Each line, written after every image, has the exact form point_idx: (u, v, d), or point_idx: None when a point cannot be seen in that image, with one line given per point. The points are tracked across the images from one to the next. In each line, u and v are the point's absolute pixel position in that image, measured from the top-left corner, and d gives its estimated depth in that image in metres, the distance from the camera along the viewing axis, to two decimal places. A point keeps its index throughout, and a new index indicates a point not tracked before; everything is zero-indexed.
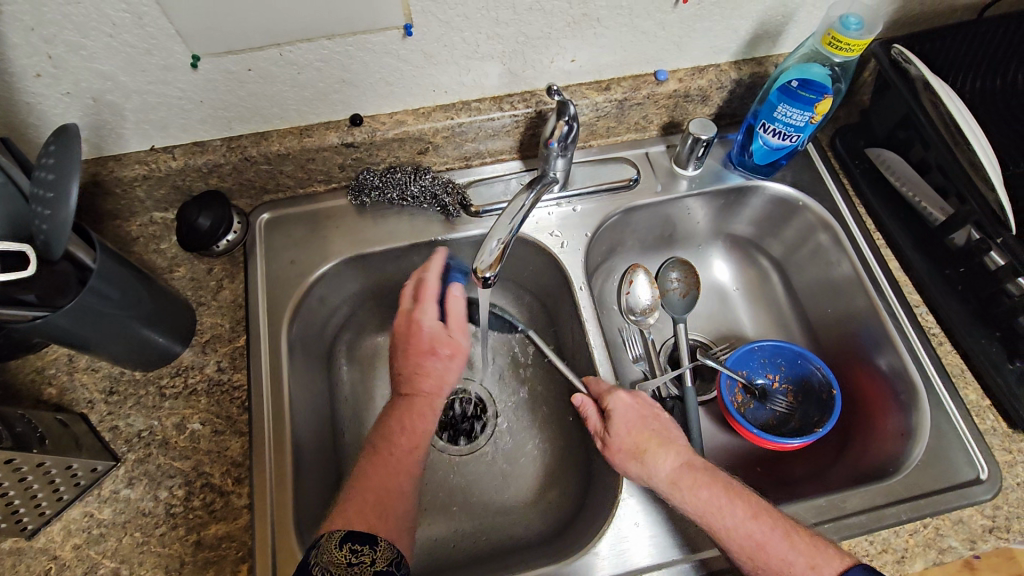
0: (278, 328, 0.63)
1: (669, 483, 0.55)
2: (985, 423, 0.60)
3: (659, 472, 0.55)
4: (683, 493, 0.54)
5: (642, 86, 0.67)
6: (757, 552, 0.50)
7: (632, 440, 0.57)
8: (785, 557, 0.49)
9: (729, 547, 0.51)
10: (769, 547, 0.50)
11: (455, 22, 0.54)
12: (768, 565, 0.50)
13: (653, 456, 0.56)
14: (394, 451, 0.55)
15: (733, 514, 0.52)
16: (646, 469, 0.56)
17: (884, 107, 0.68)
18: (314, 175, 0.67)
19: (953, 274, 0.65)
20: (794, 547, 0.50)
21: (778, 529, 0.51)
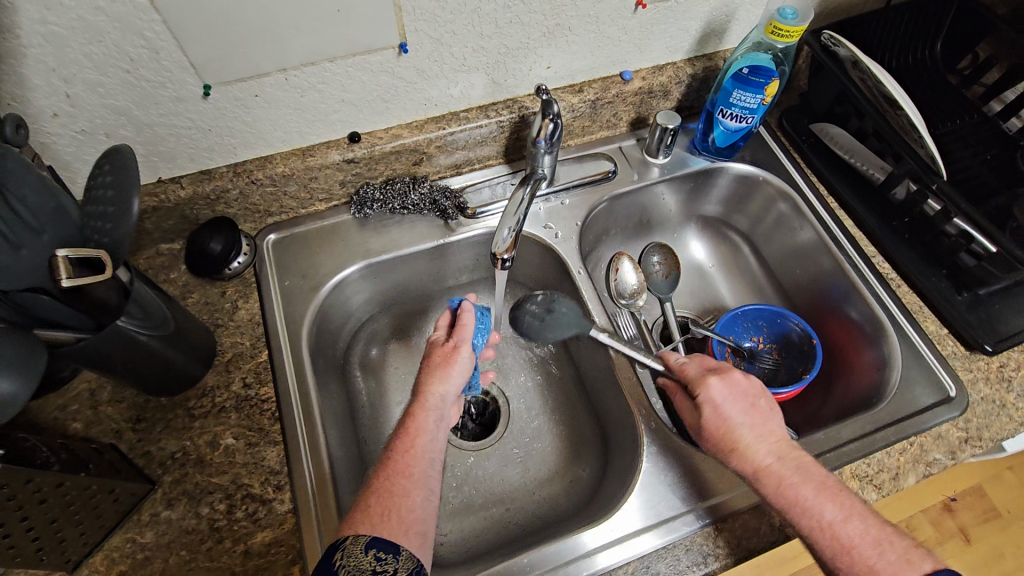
0: (298, 339, 0.65)
1: (762, 475, 0.55)
2: (946, 349, 0.68)
3: (749, 465, 0.56)
4: (774, 485, 0.54)
5: (611, 86, 0.74)
6: (844, 551, 0.51)
7: (722, 432, 0.58)
8: (871, 565, 0.50)
9: (816, 541, 0.52)
10: (856, 551, 0.51)
11: (445, 38, 0.60)
12: (857, 567, 0.50)
13: (745, 451, 0.56)
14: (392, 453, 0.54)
15: (826, 516, 0.52)
16: (735, 459, 0.57)
17: (821, 86, 0.78)
18: (316, 194, 0.71)
19: (899, 225, 0.74)
20: (886, 558, 0.50)
21: (873, 536, 0.51)
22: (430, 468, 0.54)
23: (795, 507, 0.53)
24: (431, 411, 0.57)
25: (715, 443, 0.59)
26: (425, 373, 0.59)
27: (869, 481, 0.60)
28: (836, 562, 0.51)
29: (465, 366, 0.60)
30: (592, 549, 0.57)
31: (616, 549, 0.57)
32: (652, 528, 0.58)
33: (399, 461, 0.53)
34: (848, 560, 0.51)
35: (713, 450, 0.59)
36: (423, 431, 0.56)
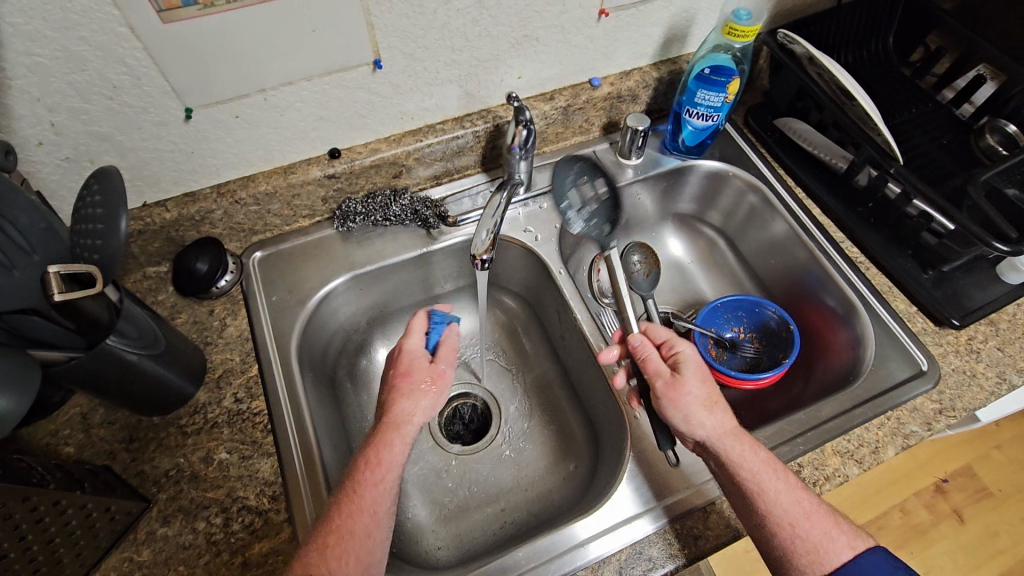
0: (288, 351, 0.66)
1: (740, 434, 0.56)
2: (916, 325, 0.70)
3: (721, 430, 0.56)
4: (743, 452, 0.55)
5: (581, 93, 0.77)
6: (799, 521, 0.52)
7: (702, 393, 0.58)
8: (829, 533, 0.52)
9: (773, 513, 0.52)
10: (816, 525, 0.52)
11: (417, 53, 0.63)
12: (809, 537, 0.51)
13: (720, 416, 0.57)
14: (359, 485, 0.52)
15: (796, 494, 0.53)
16: (708, 420, 0.57)
17: (782, 84, 0.82)
18: (299, 211, 0.72)
19: (863, 210, 0.77)
20: (840, 529, 0.53)
21: (822, 507, 0.53)
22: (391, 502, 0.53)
23: (759, 476, 0.53)
24: (407, 437, 0.55)
25: (696, 396, 0.58)
26: (409, 402, 0.57)
27: (851, 456, 0.62)
28: (789, 535, 0.52)
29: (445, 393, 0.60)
30: (584, 539, 0.57)
31: (606, 538, 0.57)
32: (641, 517, 0.59)
33: (364, 497, 0.51)
34: (802, 531, 0.52)
35: (686, 411, 0.58)
36: (394, 457, 0.54)
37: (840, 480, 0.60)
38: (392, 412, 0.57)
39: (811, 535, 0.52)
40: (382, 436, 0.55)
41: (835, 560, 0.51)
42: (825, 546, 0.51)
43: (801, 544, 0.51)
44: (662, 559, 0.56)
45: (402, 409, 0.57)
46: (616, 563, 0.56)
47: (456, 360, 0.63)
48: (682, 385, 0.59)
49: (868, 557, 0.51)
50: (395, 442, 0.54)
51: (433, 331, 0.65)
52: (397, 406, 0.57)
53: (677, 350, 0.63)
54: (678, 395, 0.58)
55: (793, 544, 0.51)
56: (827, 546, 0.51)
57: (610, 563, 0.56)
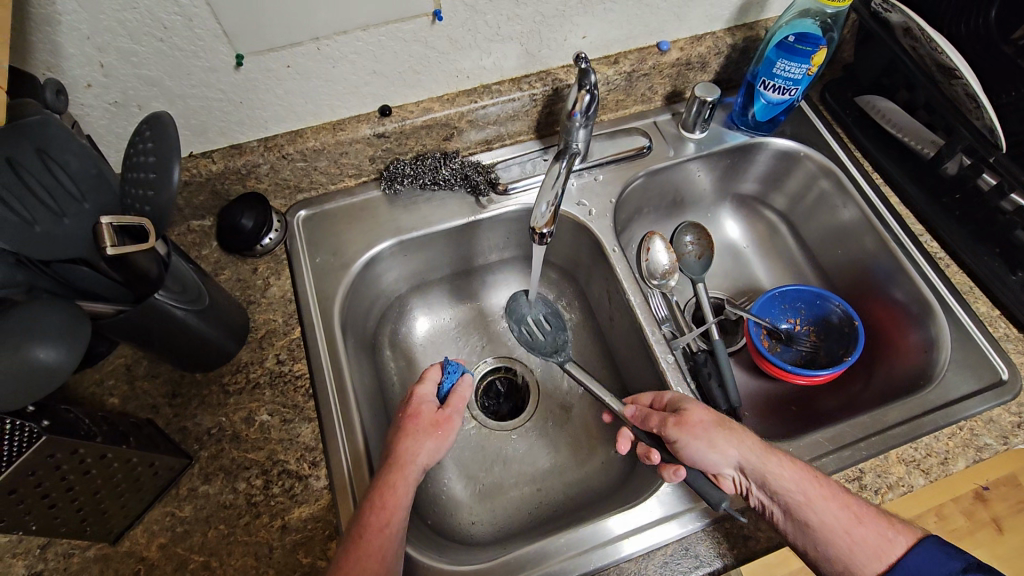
0: (330, 315, 0.65)
1: (770, 450, 0.54)
2: (998, 331, 0.65)
3: (746, 447, 0.54)
4: (778, 465, 0.53)
5: (648, 57, 0.72)
6: (852, 526, 0.51)
7: (711, 415, 0.56)
8: (885, 535, 0.51)
9: (825, 523, 0.51)
10: (870, 529, 0.51)
11: (480, 5, 0.58)
12: (867, 540, 0.50)
13: (739, 432, 0.55)
14: (364, 528, 0.48)
15: (872, 525, 0.51)
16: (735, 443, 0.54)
17: (870, 57, 0.76)
18: (346, 169, 0.70)
19: (949, 202, 0.71)
20: (895, 527, 0.51)
21: (854, 499, 0.53)
22: (398, 549, 0.49)
23: (799, 485, 0.52)
24: (411, 478, 0.52)
25: (712, 422, 0.56)
26: (412, 442, 0.54)
27: (917, 465, 0.58)
28: (850, 541, 0.50)
29: (449, 440, 0.57)
30: (620, 534, 0.55)
31: (651, 531, 0.55)
32: (687, 513, 0.56)
33: (372, 541, 0.48)
34: (858, 537, 0.50)
35: (708, 438, 0.55)
36: (400, 500, 0.51)
37: (904, 491, 0.57)
38: (394, 454, 0.54)
39: (869, 542, 0.50)
40: (386, 478, 0.52)
41: (893, 553, 0.50)
42: (883, 548, 0.50)
43: (861, 548, 0.50)
44: (709, 558, 0.54)
45: (407, 452, 0.54)
46: (660, 558, 0.54)
47: (464, 407, 0.59)
48: (692, 413, 0.56)
49: (922, 549, 0.50)
50: (401, 483, 0.51)
51: (446, 379, 0.62)
52: (400, 446, 0.54)
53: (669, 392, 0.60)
54: (692, 422, 0.55)
55: (855, 551, 0.50)
56: (885, 546, 0.50)
57: (654, 557, 0.54)
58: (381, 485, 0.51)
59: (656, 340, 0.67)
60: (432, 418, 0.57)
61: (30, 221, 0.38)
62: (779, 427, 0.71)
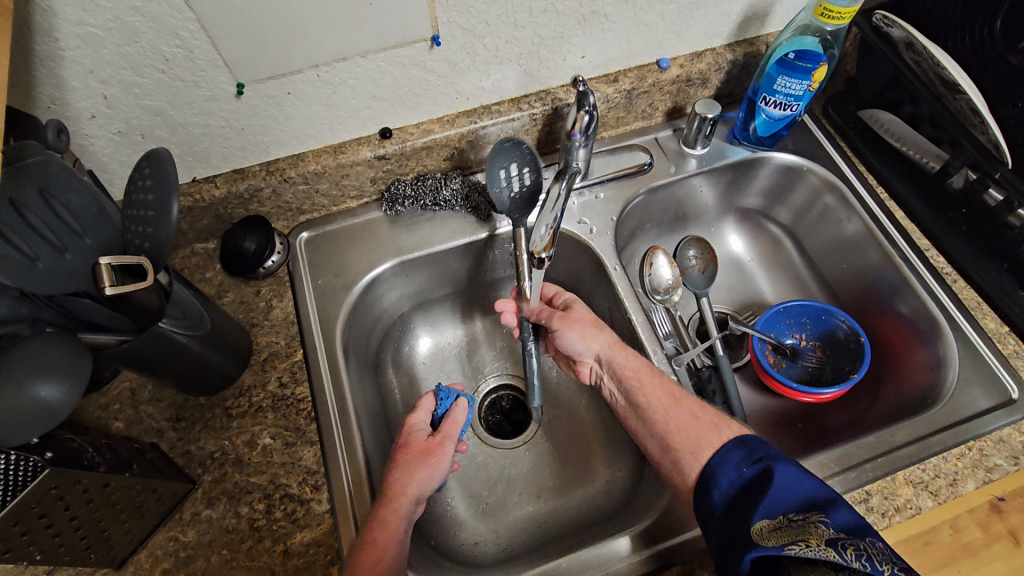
0: (332, 337, 0.65)
1: (624, 349, 0.63)
2: (1008, 347, 0.64)
3: (605, 343, 0.64)
4: (623, 357, 0.62)
5: (648, 74, 0.72)
6: (671, 408, 0.58)
7: (589, 316, 0.66)
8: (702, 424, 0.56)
9: (650, 406, 0.59)
10: (689, 420, 0.56)
11: (478, 29, 0.59)
12: (679, 424, 0.57)
13: (606, 332, 0.65)
14: (357, 566, 0.47)
15: (694, 416, 0.57)
16: (596, 337, 0.64)
17: (874, 68, 0.74)
18: (347, 191, 0.70)
19: (955, 217, 0.70)
20: (713, 423, 0.56)
21: (693, 398, 0.58)
22: None
23: (637, 374, 0.61)
24: (402, 511, 0.52)
25: (584, 321, 0.66)
26: (402, 474, 0.55)
27: (925, 487, 0.57)
28: (665, 422, 0.57)
29: (443, 466, 0.58)
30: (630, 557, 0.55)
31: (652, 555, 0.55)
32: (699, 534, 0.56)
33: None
34: (672, 416, 0.57)
35: (575, 334, 0.65)
36: (391, 532, 0.50)
37: (912, 513, 0.56)
38: (386, 486, 0.54)
39: (682, 424, 0.56)
40: (378, 512, 0.52)
41: (711, 446, 0.54)
42: (694, 433, 0.55)
43: (675, 428, 0.57)
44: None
45: (397, 482, 0.54)
46: None
47: (457, 434, 0.60)
48: (573, 312, 0.67)
49: (730, 442, 0.53)
50: (390, 515, 0.51)
51: (440, 406, 0.63)
52: (392, 479, 0.55)
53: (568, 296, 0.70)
54: (570, 316, 0.66)
55: (669, 429, 0.57)
56: (698, 432, 0.55)
57: None
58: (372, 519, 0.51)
59: (658, 359, 0.66)
60: (422, 446, 0.58)
61: (33, 258, 0.39)
62: (784, 445, 0.71)
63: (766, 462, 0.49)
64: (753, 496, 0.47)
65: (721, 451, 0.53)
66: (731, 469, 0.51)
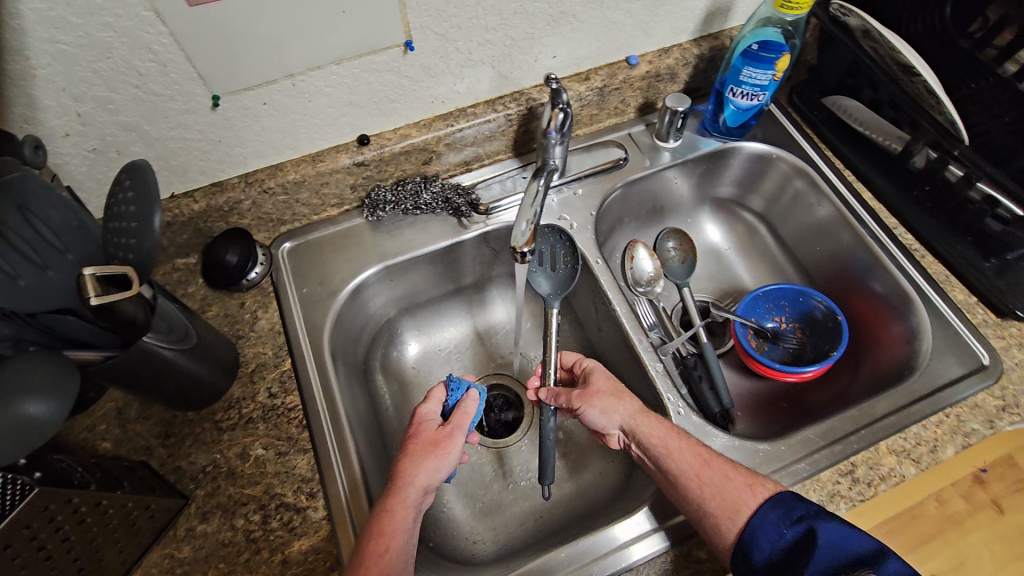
0: (320, 345, 0.65)
1: (648, 415, 0.59)
2: (976, 317, 0.67)
3: (627, 411, 0.59)
4: (648, 424, 0.58)
5: (618, 72, 0.74)
6: (702, 471, 0.54)
7: (609, 385, 0.62)
8: (741, 489, 0.53)
9: (682, 473, 0.55)
10: (723, 485, 0.53)
11: (450, 33, 0.60)
12: (716, 489, 0.53)
13: (627, 399, 0.60)
14: (364, 560, 0.48)
15: (733, 481, 0.53)
16: (619, 407, 0.60)
17: (833, 57, 0.77)
18: (328, 200, 0.70)
19: (920, 194, 0.73)
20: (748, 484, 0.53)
21: (721, 457, 0.56)
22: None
23: (664, 441, 0.57)
24: (411, 506, 0.52)
25: (604, 390, 0.61)
26: (411, 463, 0.54)
27: (907, 455, 0.59)
28: (700, 488, 0.53)
29: (452, 458, 0.56)
30: (626, 541, 0.56)
31: (647, 540, 0.56)
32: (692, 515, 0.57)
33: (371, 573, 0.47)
34: (707, 482, 0.53)
35: (596, 406, 0.60)
36: (400, 526, 0.50)
37: (896, 481, 0.58)
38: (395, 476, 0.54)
39: (717, 489, 0.53)
40: (386, 505, 0.52)
41: (749, 508, 0.52)
42: (733, 498, 0.52)
43: (710, 493, 0.53)
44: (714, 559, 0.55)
45: (406, 473, 0.54)
46: (660, 565, 0.55)
47: (468, 424, 0.58)
48: (592, 384, 0.62)
49: (769, 502, 0.51)
50: (397, 509, 0.51)
51: (451, 397, 0.60)
52: (400, 468, 0.54)
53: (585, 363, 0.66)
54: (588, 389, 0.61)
55: (704, 496, 0.53)
56: (738, 499, 0.52)
57: (654, 565, 0.55)
58: (381, 512, 0.51)
59: (644, 348, 0.68)
60: (431, 438, 0.56)
61: (14, 275, 0.39)
62: (771, 425, 0.72)
63: (811, 522, 0.49)
64: (799, 560, 0.48)
65: (763, 517, 0.50)
66: (772, 532, 0.50)
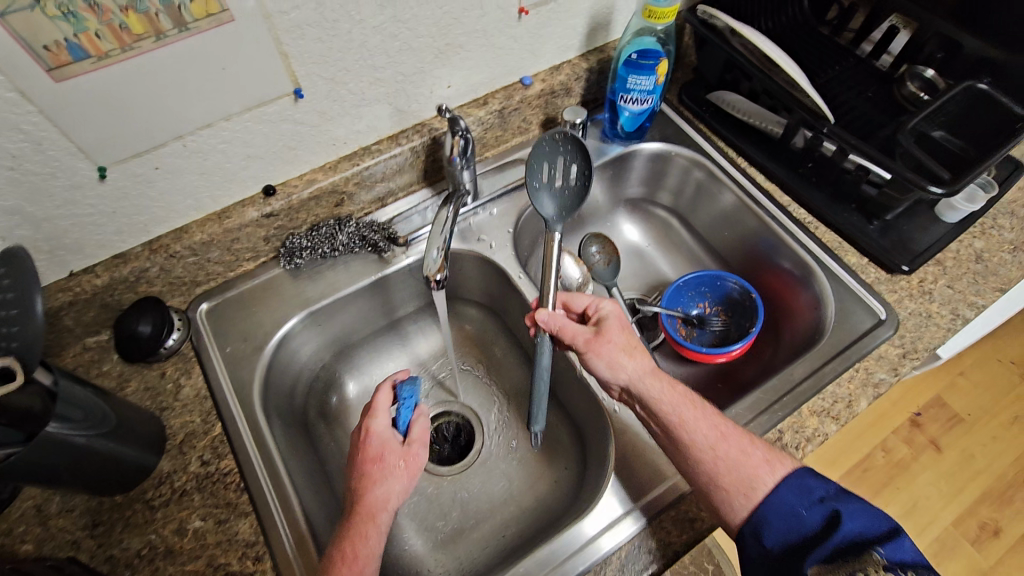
0: (249, 402, 0.63)
1: (659, 375, 0.60)
2: (869, 276, 0.73)
3: (639, 369, 0.60)
4: (659, 388, 0.59)
5: (514, 93, 0.77)
6: (718, 444, 0.55)
7: (622, 338, 0.62)
8: (756, 463, 0.54)
9: (694, 441, 0.56)
10: (736, 457, 0.54)
11: (339, 76, 0.61)
12: (729, 460, 0.54)
13: (639, 357, 0.61)
14: None
15: (750, 455, 0.55)
16: (628, 363, 0.60)
17: (709, 58, 0.83)
18: (241, 254, 0.69)
19: (805, 171, 0.79)
20: (765, 459, 0.55)
21: (738, 430, 0.56)
22: None
23: (676, 407, 0.58)
24: (383, 530, 0.53)
25: (617, 344, 0.61)
26: (383, 487, 0.54)
27: (827, 414, 0.63)
28: (714, 458, 0.55)
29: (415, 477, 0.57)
30: (594, 534, 0.58)
31: (613, 531, 0.58)
32: (647, 502, 0.59)
33: None
34: (722, 454, 0.55)
35: (608, 359, 0.61)
36: (370, 552, 0.51)
37: (821, 440, 0.62)
38: (365, 500, 0.54)
39: (730, 460, 0.54)
40: (355, 530, 0.52)
41: (766, 486, 0.53)
42: (744, 469, 0.54)
43: (725, 465, 0.54)
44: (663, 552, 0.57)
45: (377, 496, 0.54)
46: (617, 562, 0.56)
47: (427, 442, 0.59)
48: (606, 333, 0.63)
49: (790, 480, 0.53)
50: (372, 535, 0.52)
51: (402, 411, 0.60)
52: (370, 494, 0.54)
53: (601, 308, 0.66)
54: (601, 341, 0.62)
55: (716, 466, 0.55)
56: (754, 474, 0.54)
57: (611, 563, 0.56)
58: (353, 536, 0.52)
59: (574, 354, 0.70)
60: (391, 458, 0.56)
61: None
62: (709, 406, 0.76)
63: (833, 504, 0.51)
64: (818, 539, 0.49)
65: (785, 493, 0.52)
66: (790, 510, 0.52)
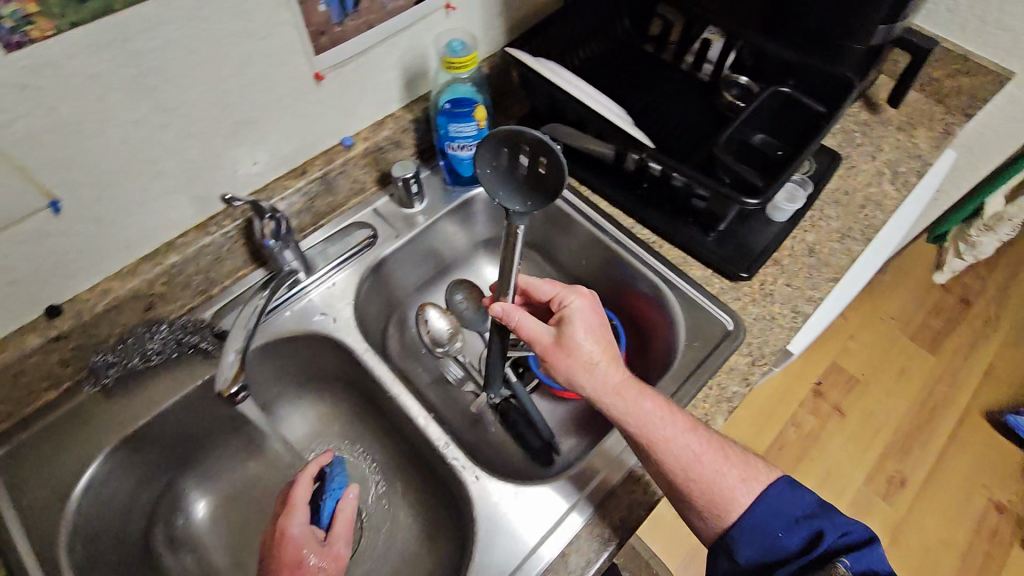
0: (57, 561, 0.55)
1: (625, 389, 0.58)
2: (715, 287, 0.74)
3: (603, 384, 0.59)
4: (627, 403, 0.58)
5: (335, 157, 0.73)
6: (691, 465, 0.56)
7: (591, 348, 0.59)
8: (730, 482, 0.56)
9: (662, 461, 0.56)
10: (707, 478, 0.56)
11: (106, 178, 0.55)
12: (703, 480, 0.56)
13: (603, 372, 0.59)
14: None
15: (725, 474, 0.56)
16: (587, 378, 0.59)
17: (533, 92, 0.81)
18: (36, 385, 0.61)
19: (642, 191, 0.80)
20: (739, 477, 0.57)
21: (710, 449, 0.57)
22: None
23: (647, 428, 0.57)
24: None
25: (583, 355, 0.59)
26: None
27: None
28: (686, 478, 0.56)
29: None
30: (536, 544, 0.58)
31: (553, 538, 0.59)
32: (583, 499, 0.61)
33: None
34: (694, 476, 0.56)
35: (568, 372, 0.60)
36: None
37: None
38: None
39: (703, 481, 0.56)
40: None
41: (741, 505, 0.55)
42: (717, 489, 0.56)
43: (696, 487, 0.56)
44: (600, 548, 0.59)
45: None
46: None
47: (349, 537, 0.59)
48: (570, 343, 0.60)
49: (769, 495, 0.55)
50: None
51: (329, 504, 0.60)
52: None
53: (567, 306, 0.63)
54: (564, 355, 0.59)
55: (690, 486, 0.56)
56: (728, 494, 0.56)
57: None
58: None
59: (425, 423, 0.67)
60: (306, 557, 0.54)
61: None
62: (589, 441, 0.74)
63: (809, 521, 0.54)
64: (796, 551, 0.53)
65: (766, 508, 0.55)
66: (769, 528, 0.54)
